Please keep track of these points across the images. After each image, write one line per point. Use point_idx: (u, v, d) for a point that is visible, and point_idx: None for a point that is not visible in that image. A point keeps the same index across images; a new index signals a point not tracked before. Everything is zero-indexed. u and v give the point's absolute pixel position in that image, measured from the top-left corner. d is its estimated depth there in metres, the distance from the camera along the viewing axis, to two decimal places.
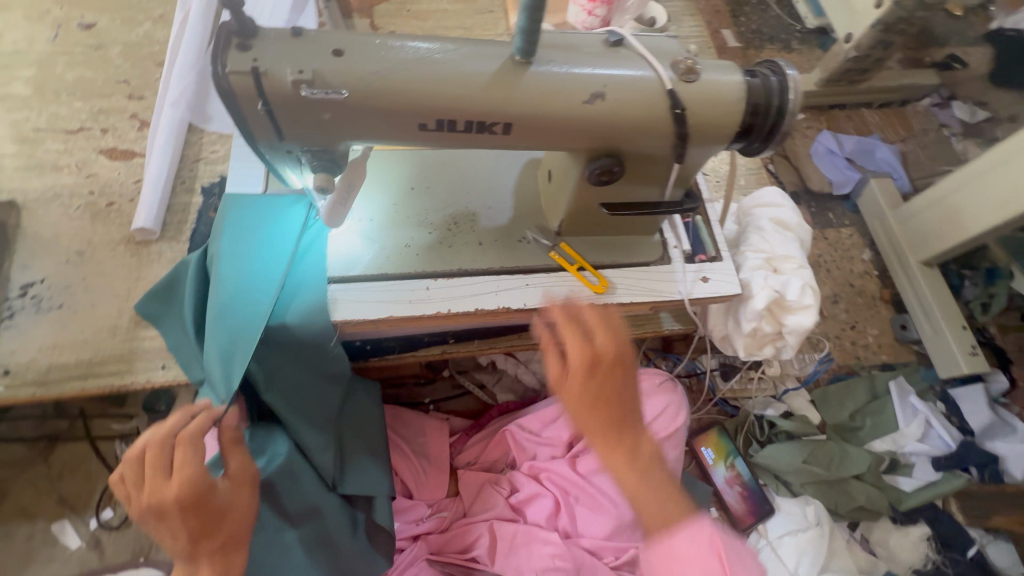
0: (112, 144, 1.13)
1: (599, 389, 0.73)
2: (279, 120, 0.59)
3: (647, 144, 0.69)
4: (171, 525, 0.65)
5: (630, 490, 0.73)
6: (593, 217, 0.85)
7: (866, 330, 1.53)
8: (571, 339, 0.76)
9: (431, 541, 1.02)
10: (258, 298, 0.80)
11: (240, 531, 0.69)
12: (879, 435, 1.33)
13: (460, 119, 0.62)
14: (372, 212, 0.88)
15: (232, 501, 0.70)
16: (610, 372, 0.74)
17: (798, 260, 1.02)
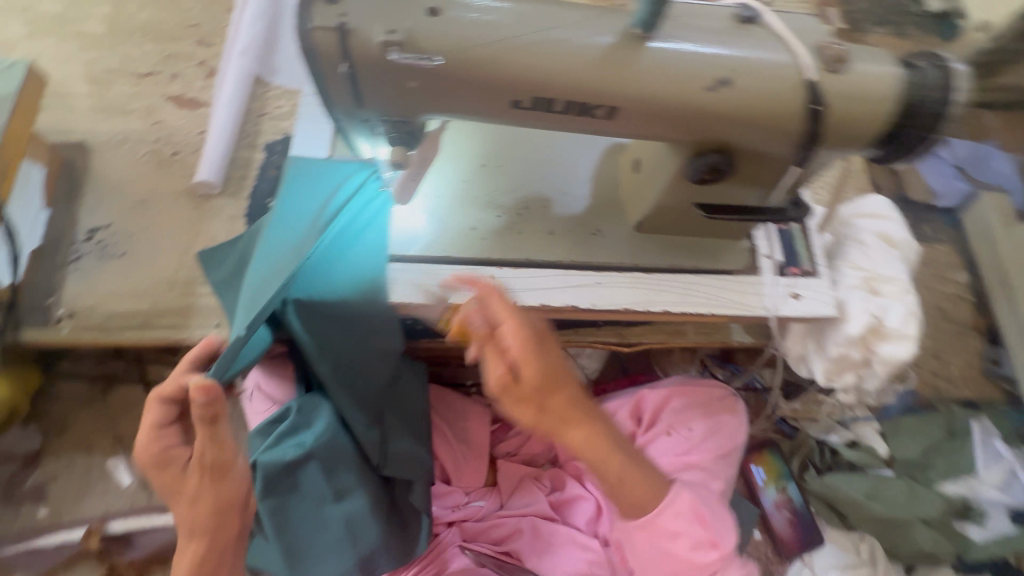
0: (180, 91, 1.10)
1: (572, 409, 0.66)
2: (361, 85, 0.53)
3: (767, 143, 0.60)
4: (164, 492, 0.65)
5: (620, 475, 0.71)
6: (683, 216, 0.77)
7: (951, 360, 1.39)
8: (529, 353, 0.63)
9: (466, 529, 1.00)
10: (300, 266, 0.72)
11: (231, 492, 0.65)
12: (951, 477, 1.20)
13: (562, 98, 0.54)
14: (439, 188, 0.82)
15: (198, 491, 0.63)
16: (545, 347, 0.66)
17: (902, 283, 0.91)
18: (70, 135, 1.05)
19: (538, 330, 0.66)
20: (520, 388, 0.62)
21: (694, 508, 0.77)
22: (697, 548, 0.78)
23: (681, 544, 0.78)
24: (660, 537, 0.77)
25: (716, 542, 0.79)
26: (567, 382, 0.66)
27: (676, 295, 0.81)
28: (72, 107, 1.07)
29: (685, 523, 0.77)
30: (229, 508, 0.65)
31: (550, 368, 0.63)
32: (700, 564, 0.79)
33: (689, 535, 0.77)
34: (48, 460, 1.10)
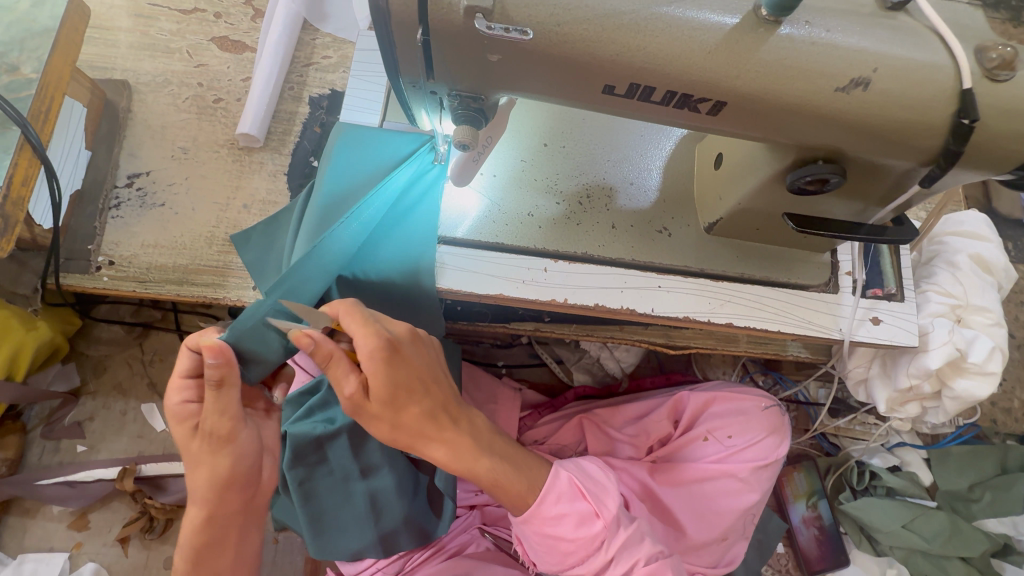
0: (225, 33, 1.04)
1: (430, 422, 0.61)
2: (434, 54, 0.47)
3: (890, 155, 0.52)
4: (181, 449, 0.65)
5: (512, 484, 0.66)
6: (765, 223, 0.69)
7: (1013, 391, 1.29)
8: (374, 368, 0.57)
9: (487, 513, 1.00)
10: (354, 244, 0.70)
11: (227, 472, 0.63)
12: (996, 514, 1.13)
13: (663, 88, 0.47)
14: (497, 167, 0.75)
15: (201, 457, 0.62)
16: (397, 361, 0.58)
17: (994, 315, 0.83)
18: (112, 72, 1.00)
19: (382, 349, 0.57)
20: (372, 407, 0.58)
21: (572, 484, 0.69)
22: (581, 524, 0.67)
23: (566, 525, 0.67)
24: (543, 523, 0.67)
25: (596, 512, 0.68)
26: (433, 386, 0.62)
27: (745, 309, 0.75)
28: (114, 42, 1.02)
29: (568, 503, 0.68)
30: (230, 481, 0.63)
31: (399, 381, 0.58)
32: (588, 539, 0.67)
33: (572, 510, 0.68)
34: (88, 399, 1.13)
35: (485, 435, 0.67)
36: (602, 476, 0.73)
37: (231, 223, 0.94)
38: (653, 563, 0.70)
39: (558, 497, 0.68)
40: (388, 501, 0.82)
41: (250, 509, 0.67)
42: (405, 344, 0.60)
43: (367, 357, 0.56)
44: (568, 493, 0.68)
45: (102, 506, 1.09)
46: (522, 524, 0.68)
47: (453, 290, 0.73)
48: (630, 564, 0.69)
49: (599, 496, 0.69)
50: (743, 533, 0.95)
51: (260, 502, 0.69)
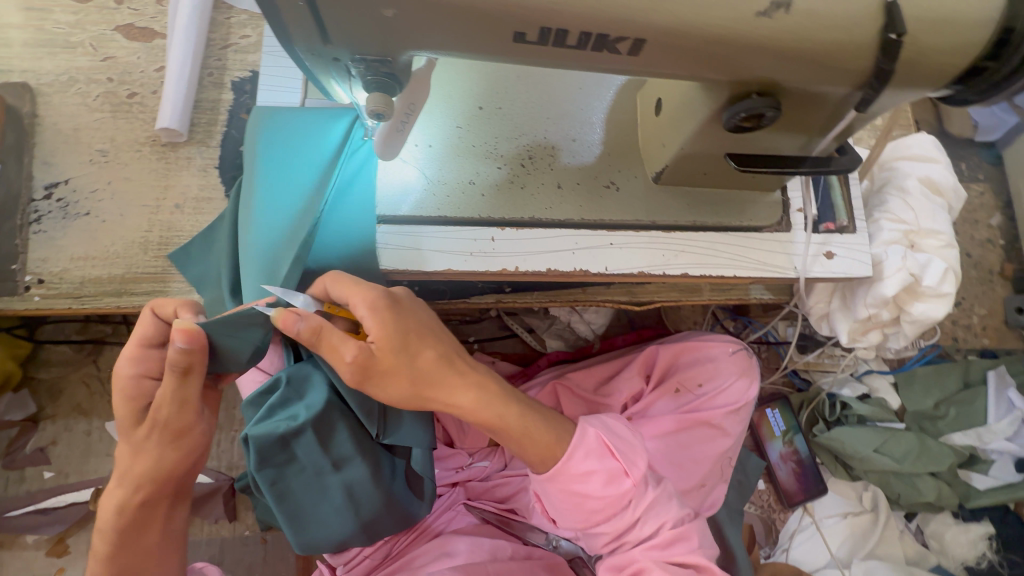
0: (130, 20, 0.96)
1: (441, 367, 0.63)
2: (323, 14, 0.44)
3: (822, 81, 0.50)
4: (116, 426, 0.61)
5: (537, 439, 0.67)
6: (710, 166, 0.67)
7: (972, 309, 1.33)
8: (383, 315, 0.59)
9: (470, 489, 1.00)
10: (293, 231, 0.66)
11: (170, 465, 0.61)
12: (960, 427, 1.18)
13: (576, 30, 0.44)
14: (431, 136, 0.72)
15: (147, 445, 0.60)
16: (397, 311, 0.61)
17: (946, 237, 0.83)
18: (10, 74, 0.91)
19: (384, 299, 0.60)
20: (380, 364, 0.59)
21: (600, 442, 0.69)
22: (610, 482, 0.67)
23: (593, 482, 0.67)
24: (570, 480, 0.67)
25: (626, 471, 0.67)
26: (434, 337, 0.64)
27: (699, 257, 0.74)
28: (7, 40, 0.93)
29: (596, 460, 0.67)
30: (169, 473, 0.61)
31: (408, 329, 0.61)
32: (616, 498, 0.67)
33: (600, 468, 0.67)
34: (48, 423, 1.08)
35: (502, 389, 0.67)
36: (632, 436, 0.72)
37: (165, 225, 0.88)
38: (680, 525, 0.70)
39: (587, 452, 0.67)
40: (365, 490, 0.81)
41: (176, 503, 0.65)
42: (402, 301, 0.63)
43: (374, 310, 0.59)
44: (598, 450, 0.68)
45: (79, 529, 1.06)
46: (547, 481, 0.67)
47: (399, 271, 0.71)
48: (658, 526, 0.69)
49: (628, 455, 0.69)
50: (721, 475, 0.97)
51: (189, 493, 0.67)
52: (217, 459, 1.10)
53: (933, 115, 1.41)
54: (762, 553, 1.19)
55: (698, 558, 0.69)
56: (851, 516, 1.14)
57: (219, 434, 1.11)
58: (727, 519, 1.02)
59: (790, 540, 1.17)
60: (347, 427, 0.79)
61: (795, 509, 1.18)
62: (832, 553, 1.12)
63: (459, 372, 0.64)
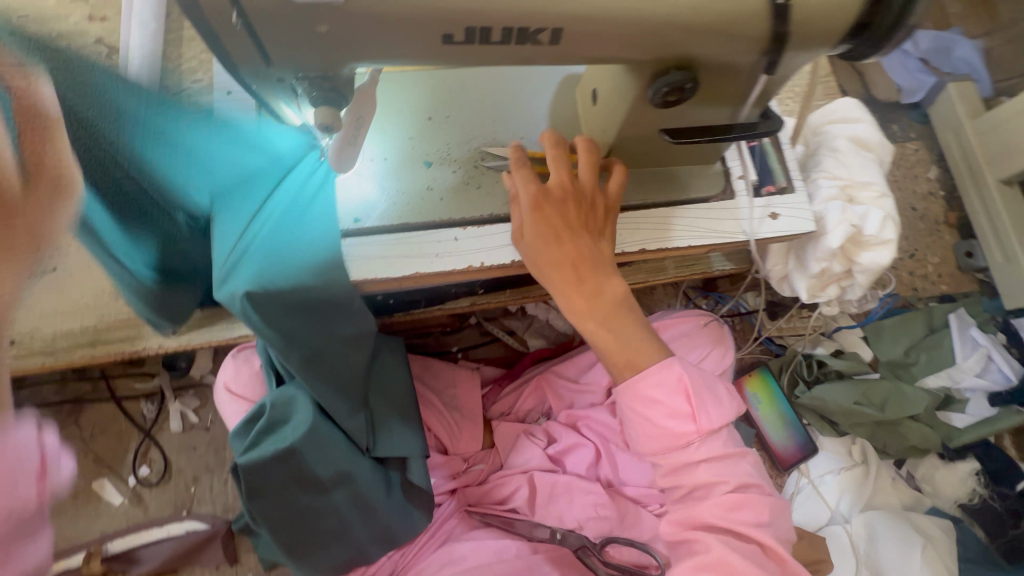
0: None
1: (584, 266, 0.63)
2: (263, 42, 0.46)
3: (730, 50, 0.55)
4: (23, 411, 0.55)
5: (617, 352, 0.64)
6: (649, 146, 0.72)
7: (925, 258, 1.40)
8: (541, 211, 0.63)
9: (470, 493, 1.00)
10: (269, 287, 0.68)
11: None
12: (933, 370, 1.24)
13: (497, 26, 0.48)
14: (385, 150, 0.75)
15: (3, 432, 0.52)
16: (575, 232, 0.64)
17: (879, 187, 0.89)
18: None
19: (541, 195, 0.63)
20: (541, 205, 0.63)
21: (680, 382, 0.63)
22: (672, 417, 0.63)
23: (658, 412, 0.63)
24: (639, 400, 0.63)
25: (693, 415, 0.63)
26: (579, 234, 0.64)
27: (656, 231, 0.78)
28: None
29: (668, 393, 0.63)
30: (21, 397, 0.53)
31: (565, 217, 0.64)
32: (679, 437, 0.63)
33: (668, 400, 0.63)
34: None
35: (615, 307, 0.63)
36: (717, 390, 0.66)
37: None
38: (744, 492, 0.65)
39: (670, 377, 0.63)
40: (364, 507, 0.82)
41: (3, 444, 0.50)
42: (557, 199, 0.64)
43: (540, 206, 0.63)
44: (681, 386, 0.63)
45: None
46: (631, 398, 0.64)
47: (367, 281, 0.72)
48: (718, 485, 0.65)
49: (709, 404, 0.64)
50: None
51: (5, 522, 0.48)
52: (211, 504, 1.08)
53: (860, 84, 1.50)
54: None
55: (763, 535, 0.66)
56: (843, 471, 1.18)
57: (211, 478, 1.09)
58: None
59: (790, 503, 1.19)
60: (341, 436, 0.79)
61: (791, 472, 1.21)
62: (831, 508, 1.16)
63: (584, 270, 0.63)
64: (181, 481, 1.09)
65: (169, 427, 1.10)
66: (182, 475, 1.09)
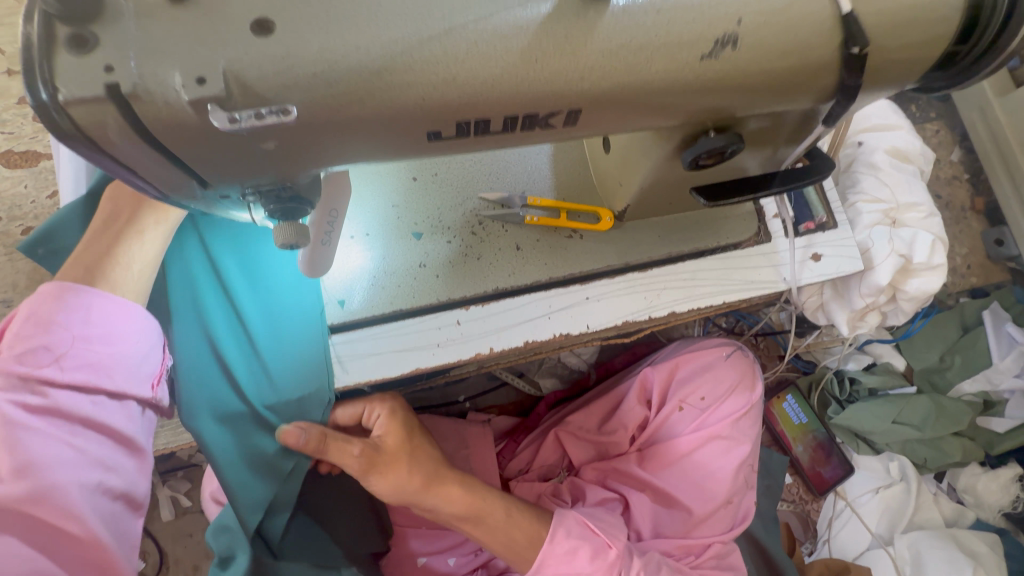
0: (5, 146, 0.83)
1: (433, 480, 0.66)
2: (191, 163, 0.35)
3: (784, 105, 0.44)
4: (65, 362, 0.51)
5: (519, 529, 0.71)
6: (675, 196, 0.62)
7: (953, 250, 1.31)
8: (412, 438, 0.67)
9: (495, 567, 0.88)
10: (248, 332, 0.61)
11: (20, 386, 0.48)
12: (968, 375, 1.15)
13: (498, 115, 0.37)
14: (366, 224, 0.64)
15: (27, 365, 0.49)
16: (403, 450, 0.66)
17: (925, 207, 0.79)
18: None
19: (399, 410, 0.68)
20: (384, 454, 0.64)
21: (581, 523, 0.74)
22: (595, 557, 0.72)
23: (580, 559, 0.71)
24: (558, 562, 0.71)
25: (609, 542, 0.73)
26: (419, 456, 0.67)
27: (685, 289, 0.67)
28: None
29: (579, 538, 0.72)
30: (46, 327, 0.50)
31: (403, 452, 0.66)
32: (603, 570, 0.71)
33: (584, 545, 0.72)
34: None
35: (521, 501, 0.73)
36: (608, 517, 0.78)
37: None
38: None
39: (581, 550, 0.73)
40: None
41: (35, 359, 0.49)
42: (384, 443, 0.65)
43: (388, 419, 0.67)
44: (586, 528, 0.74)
45: None
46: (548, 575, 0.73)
47: (363, 382, 0.62)
48: None
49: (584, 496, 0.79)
50: (748, 486, 0.91)
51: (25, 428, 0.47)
52: None
53: None
54: (806, 549, 1.16)
55: None
56: (883, 490, 1.11)
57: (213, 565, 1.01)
58: (765, 533, 1.01)
59: (829, 529, 1.13)
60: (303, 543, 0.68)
61: (827, 495, 1.15)
62: (873, 532, 1.10)
63: (440, 482, 0.67)
64: (182, 570, 1.00)
65: (161, 515, 1.01)
66: (181, 565, 1.00)
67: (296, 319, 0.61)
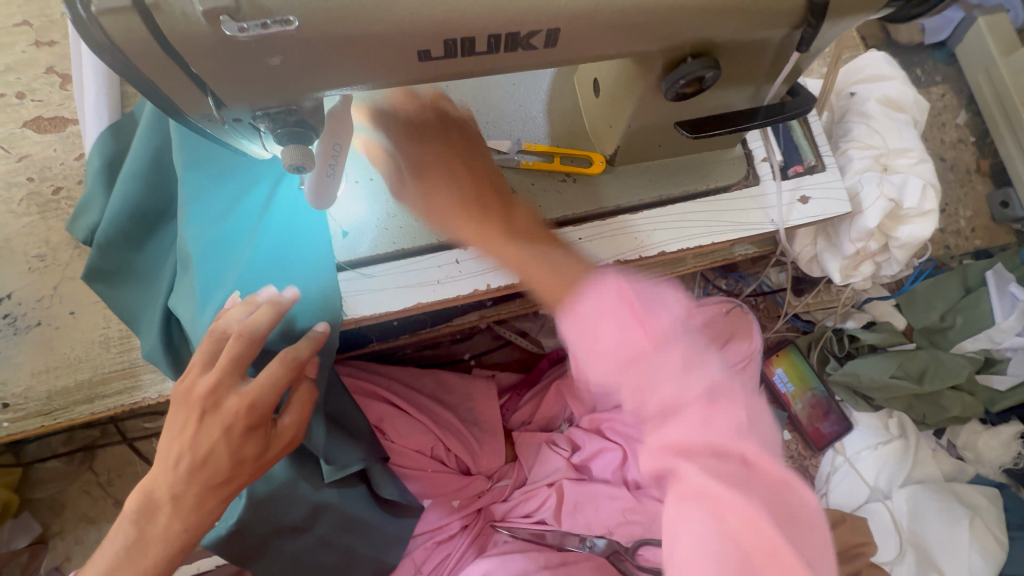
0: (37, 112, 0.88)
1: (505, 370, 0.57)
2: (204, 77, 0.39)
3: (754, 28, 0.47)
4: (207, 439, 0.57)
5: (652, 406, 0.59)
6: (663, 137, 0.64)
7: (957, 213, 1.31)
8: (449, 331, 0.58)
9: (496, 511, 0.94)
10: (263, 263, 0.65)
11: (224, 472, 0.58)
12: (971, 333, 1.16)
13: (483, 34, 0.40)
14: (371, 170, 0.69)
15: (208, 436, 0.57)
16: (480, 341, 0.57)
17: (917, 153, 0.81)
18: None
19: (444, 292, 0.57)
20: None
21: (699, 414, 0.59)
22: (717, 459, 0.58)
23: (706, 478, 0.57)
24: (683, 460, 0.58)
25: (731, 443, 0.58)
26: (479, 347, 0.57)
27: (675, 230, 0.70)
28: None
29: (705, 455, 0.58)
30: (246, 404, 0.57)
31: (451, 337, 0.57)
32: (727, 489, 0.57)
33: (700, 460, 0.57)
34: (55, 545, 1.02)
35: None
36: (724, 400, 0.60)
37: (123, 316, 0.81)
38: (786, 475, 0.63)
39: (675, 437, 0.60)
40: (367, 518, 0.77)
41: (251, 433, 0.58)
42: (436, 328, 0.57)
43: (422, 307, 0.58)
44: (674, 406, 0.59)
45: None
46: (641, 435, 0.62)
47: (369, 317, 0.66)
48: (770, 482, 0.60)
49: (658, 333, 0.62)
50: None
51: (205, 477, 0.58)
52: None
53: (879, 29, 1.38)
54: None
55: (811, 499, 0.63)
56: (882, 446, 1.12)
57: None
58: None
59: (827, 484, 1.16)
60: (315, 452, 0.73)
61: (826, 451, 1.17)
62: (871, 486, 1.11)
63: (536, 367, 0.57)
64: None
65: None
66: None
67: (305, 248, 0.65)
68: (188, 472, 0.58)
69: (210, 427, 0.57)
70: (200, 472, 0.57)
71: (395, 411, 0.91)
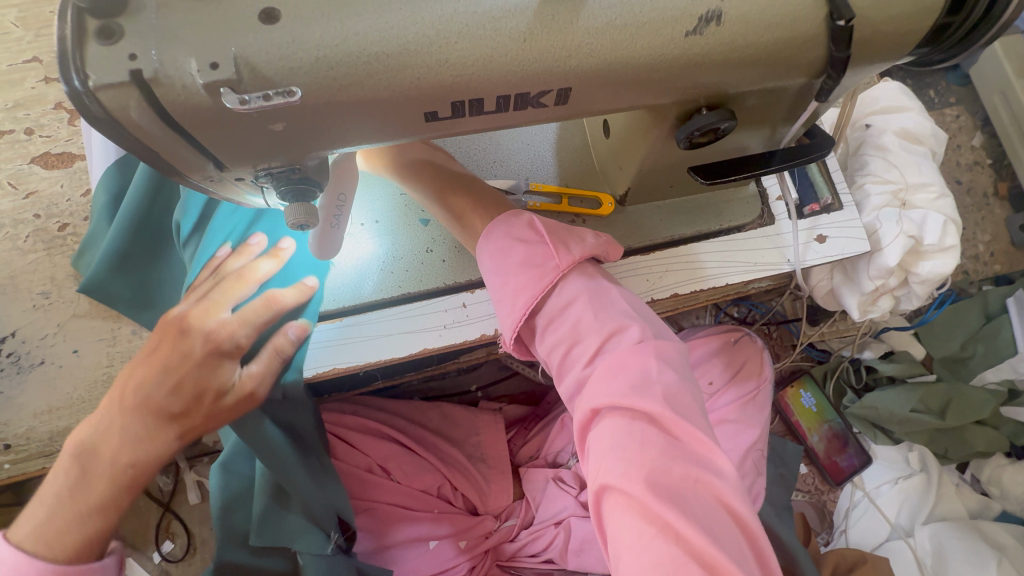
0: (45, 148, 0.87)
1: None
2: (202, 142, 0.38)
3: (775, 79, 0.45)
4: (177, 363, 0.57)
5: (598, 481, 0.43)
6: (675, 177, 0.62)
7: (975, 238, 1.28)
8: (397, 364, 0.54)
9: (503, 551, 0.91)
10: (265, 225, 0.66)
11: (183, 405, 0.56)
12: (992, 363, 1.12)
13: (491, 95, 0.39)
14: (376, 211, 0.67)
15: (177, 360, 0.57)
16: None
17: (936, 188, 0.78)
18: None
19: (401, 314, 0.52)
20: None
21: (639, 452, 0.42)
22: (656, 459, 0.42)
23: (619, 375, 0.46)
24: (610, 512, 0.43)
25: (690, 478, 0.42)
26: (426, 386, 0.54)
27: (687, 272, 0.68)
28: None
29: (625, 446, 0.43)
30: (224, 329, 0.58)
31: None
32: (644, 364, 0.46)
33: (617, 375, 0.46)
34: None
35: None
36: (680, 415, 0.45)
37: (126, 355, 0.77)
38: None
39: (611, 412, 0.45)
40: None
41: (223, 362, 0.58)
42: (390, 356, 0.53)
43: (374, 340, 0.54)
44: (627, 402, 0.44)
45: None
46: (567, 388, 0.49)
47: (372, 363, 0.64)
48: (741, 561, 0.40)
49: (621, 321, 0.49)
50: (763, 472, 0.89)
51: (162, 405, 0.56)
52: None
53: None
54: (822, 539, 1.15)
55: None
56: (902, 481, 1.08)
57: None
58: (777, 520, 0.99)
59: (845, 520, 1.12)
60: (301, 510, 0.70)
61: (844, 486, 1.13)
62: (892, 523, 1.07)
63: None
64: (206, 552, 1.05)
65: (188, 499, 1.06)
66: (206, 546, 1.05)
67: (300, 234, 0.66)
68: (149, 398, 0.56)
69: (177, 351, 0.57)
70: (163, 401, 0.56)
71: (400, 449, 0.90)
